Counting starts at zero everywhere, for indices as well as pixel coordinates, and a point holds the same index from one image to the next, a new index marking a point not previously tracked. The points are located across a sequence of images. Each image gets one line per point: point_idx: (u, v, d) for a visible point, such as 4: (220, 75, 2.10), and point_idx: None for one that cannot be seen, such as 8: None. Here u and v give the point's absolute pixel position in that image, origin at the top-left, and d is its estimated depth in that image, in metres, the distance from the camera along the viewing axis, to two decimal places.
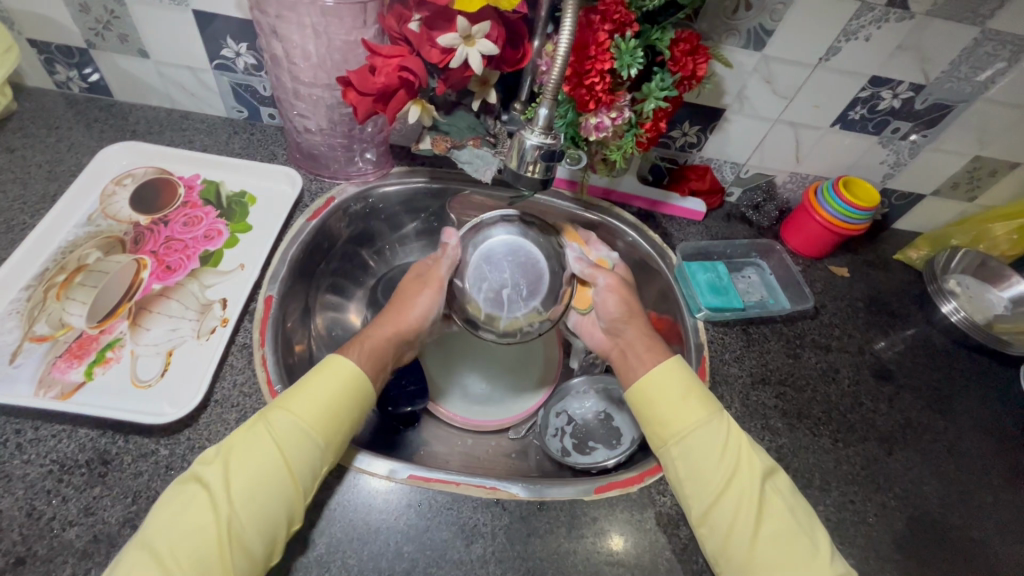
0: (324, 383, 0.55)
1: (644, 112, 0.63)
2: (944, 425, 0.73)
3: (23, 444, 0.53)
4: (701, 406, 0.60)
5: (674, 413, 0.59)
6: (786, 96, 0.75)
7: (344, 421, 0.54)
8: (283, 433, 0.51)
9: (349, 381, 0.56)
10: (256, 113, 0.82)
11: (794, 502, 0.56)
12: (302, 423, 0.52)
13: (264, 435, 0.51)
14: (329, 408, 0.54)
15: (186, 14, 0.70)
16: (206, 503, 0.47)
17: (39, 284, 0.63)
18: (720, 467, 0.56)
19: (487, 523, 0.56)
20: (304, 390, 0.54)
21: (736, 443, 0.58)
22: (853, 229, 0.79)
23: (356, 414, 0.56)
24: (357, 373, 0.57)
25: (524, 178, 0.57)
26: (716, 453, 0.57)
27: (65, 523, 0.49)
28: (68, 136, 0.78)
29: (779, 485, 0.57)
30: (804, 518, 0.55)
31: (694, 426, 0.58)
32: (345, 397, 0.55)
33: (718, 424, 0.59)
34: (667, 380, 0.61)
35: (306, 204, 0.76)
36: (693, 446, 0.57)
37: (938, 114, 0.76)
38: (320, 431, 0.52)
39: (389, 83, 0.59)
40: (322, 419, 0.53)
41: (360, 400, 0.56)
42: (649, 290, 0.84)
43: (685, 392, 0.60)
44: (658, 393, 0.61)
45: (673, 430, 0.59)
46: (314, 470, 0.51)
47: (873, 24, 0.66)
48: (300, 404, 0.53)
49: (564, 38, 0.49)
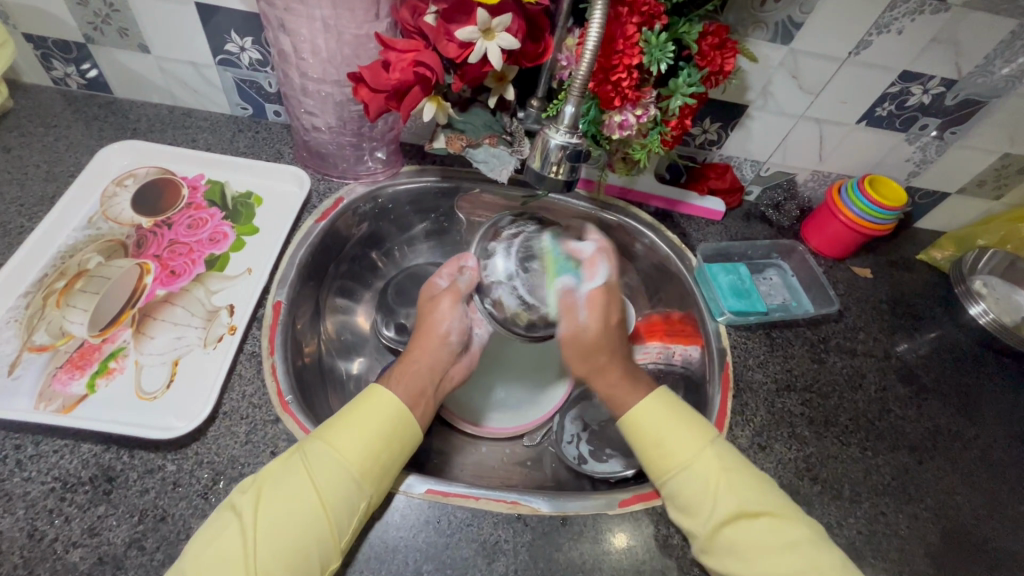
0: (365, 413, 0.53)
1: (670, 109, 0.60)
2: (974, 432, 0.70)
3: (23, 461, 0.50)
4: (691, 439, 0.57)
5: (663, 447, 0.57)
6: (812, 92, 0.72)
7: (384, 456, 0.51)
8: (320, 463, 0.49)
9: (393, 413, 0.54)
10: (261, 110, 0.80)
11: (802, 538, 0.51)
12: (341, 455, 0.50)
13: (301, 463, 0.49)
14: (368, 440, 0.51)
15: (188, 7, 0.67)
16: (237, 529, 0.46)
17: (38, 290, 0.61)
18: (712, 504, 0.53)
19: (509, 540, 0.54)
20: (351, 419, 0.53)
21: (726, 477, 0.54)
22: (879, 230, 0.77)
23: (398, 450, 0.53)
24: (399, 406, 0.54)
25: (547, 179, 0.54)
26: (707, 489, 0.54)
27: (68, 545, 0.47)
28: (66, 134, 0.75)
29: (781, 522, 0.52)
30: (811, 555, 0.50)
31: (683, 463, 0.56)
32: (388, 430, 0.52)
33: (705, 458, 0.55)
34: (652, 414, 0.59)
35: (314, 205, 0.73)
36: (682, 483, 0.55)
37: (969, 110, 0.73)
38: (358, 466, 0.50)
39: (404, 80, 0.56)
40: (362, 452, 0.50)
41: (401, 435, 0.53)
42: (668, 292, 0.81)
43: (672, 424, 0.58)
44: (643, 428, 0.59)
45: (660, 468, 0.57)
46: (350, 509, 0.48)
47: (906, 16, 0.64)
48: (340, 436, 0.51)
49: (594, 32, 0.46)
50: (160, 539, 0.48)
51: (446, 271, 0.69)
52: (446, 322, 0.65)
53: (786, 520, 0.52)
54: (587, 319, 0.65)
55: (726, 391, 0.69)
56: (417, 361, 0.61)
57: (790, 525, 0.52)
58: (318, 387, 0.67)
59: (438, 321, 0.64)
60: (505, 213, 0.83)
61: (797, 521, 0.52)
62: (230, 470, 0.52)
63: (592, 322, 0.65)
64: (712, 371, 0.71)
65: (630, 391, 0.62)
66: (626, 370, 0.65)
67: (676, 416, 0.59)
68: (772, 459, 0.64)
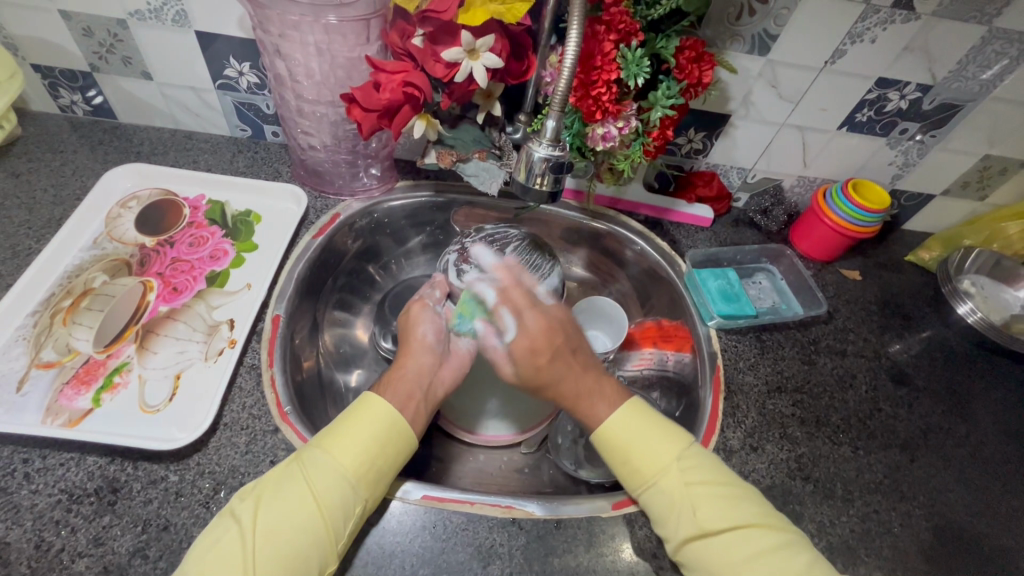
0: (357, 423, 0.54)
1: (651, 120, 0.63)
2: (966, 429, 0.71)
3: (30, 474, 0.52)
4: (665, 449, 0.57)
5: (637, 456, 0.57)
6: (792, 100, 0.74)
7: (377, 462, 0.52)
8: (317, 473, 0.50)
9: (381, 411, 0.55)
10: (259, 131, 0.82)
11: (773, 547, 0.52)
12: (339, 461, 0.51)
13: (298, 470, 0.51)
14: (361, 449, 0.52)
15: (188, 36, 0.71)
16: (236, 534, 0.47)
17: (46, 309, 0.63)
18: (682, 515, 0.54)
19: (504, 544, 0.55)
20: (345, 429, 0.53)
21: (700, 487, 0.55)
22: (862, 232, 0.78)
23: (395, 451, 0.54)
24: (387, 412, 0.55)
25: (532, 191, 0.56)
26: (680, 500, 0.54)
27: (74, 555, 0.48)
28: (73, 159, 0.78)
29: (756, 531, 0.52)
30: (781, 564, 0.51)
31: (659, 471, 0.56)
32: (382, 434, 0.53)
33: (679, 470, 0.56)
34: (629, 420, 0.59)
35: (312, 221, 0.75)
36: (656, 492, 0.55)
37: (946, 114, 0.75)
38: (353, 474, 0.51)
39: (394, 99, 0.59)
40: (358, 456, 0.52)
41: (395, 445, 0.54)
42: (659, 298, 0.83)
43: (648, 435, 0.58)
44: (616, 437, 0.59)
45: (634, 478, 0.57)
46: (345, 514, 0.49)
47: (878, 25, 0.66)
48: (334, 443, 0.52)
49: (570, 49, 0.49)
50: (163, 547, 0.50)
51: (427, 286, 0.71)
52: (423, 326, 0.67)
53: (760, 531, 0.52)
54: (528, 352, 0.64)
55: (717, 394, 0.70)
56: (400, 366, 0.63)
57: (765, 535, 0.52)
58: (316, 398, 0.68)
59: (419, 336, 0.66)
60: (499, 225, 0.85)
61: (773, 531, 0.53)
62: (231, 480, 0.54)
63: (523, 366, 0.64)
64: (703, 373, 0.73)
65: (599, 399, 0.62)
66: (591, 384, 0.63)
67: (649, 425, 0.59)
68: (763, 459, 0.65)
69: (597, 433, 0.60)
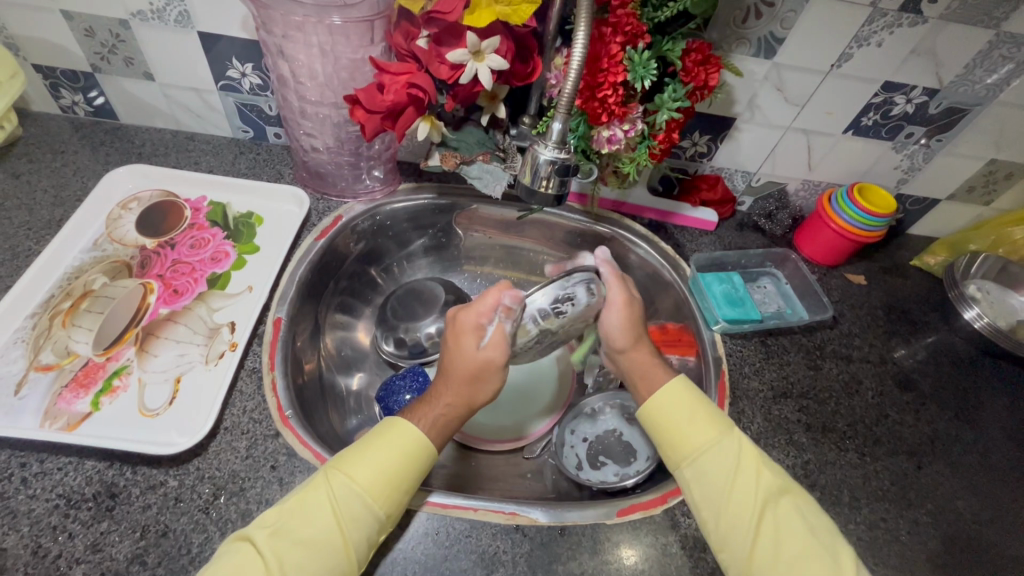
0: (385, 449, 0.52)
1: (657, 123, 0.62)
2: (972, 436, 0.70)
3: (28, 478, 0.51)
4: (709, 428, 0.57)
5: (682, 432, 0.57)
6: (797, 104, 0.74)
7: (405, 491, 0.52)
8: (345, 503, 0.49)
9: (410, 439, 0.53)
10: (262, 132, 0.82)
11: (810, 525, 0.52)
12: (359, 484, 0.50)
13: (322, 499, 0.49)
14: (392, 477, 0.51)
15: (191, 36, 0.70)
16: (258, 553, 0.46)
17: (45, 311, 0.62)
18: (735, 496, 0.53)
19: (508, 551, 0.54)
20: (366, 450, 0.52)
21: (750, 464, 0.55)
22: (869, 237, 0.78)
23: (416, 475, 0.53)
24: (417, 444, 0.53)
25: (538, 194, 0.56)
26: (730, 480, 0.54)
27: (71, 561, 0.48)
28: (73, 160, 0.77)
29: (801, 504, 0.54)
30: (827, 540, 0.51)
31: (701, 449, 0.56)
32: (406, 458, 0.52)
33: (728, 444, 0.56)
34: (668, 402, 0.59)
35: (314, 223, 0.75)
36: (703, 470, 0.55)
37: (952, 119, 0.75)
38: (383, 503, 0.50)
39: (398, 101, 0.58)
40: (379, 480, 0.50)
41: (422, 471, 0.54)
42: (664, 302, 0.82)
43: (692, 414, 0.58)
44: (665, 417, 0.59)
45: (681, 456, 0.57)
46: (370, 542, 0.49)
47: (885, 29, 0.65)
48: (361, 470, 0.50)
49: (577, 51, 0.48)
50: (162, 554, 0.49)
51: (486, 305, 0.57)
52: (469, 340, 0.57)
53: (801, 503, 0.54)
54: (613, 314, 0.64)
55: (722, 399, 0.69)
56: (449, 402, 0.57)
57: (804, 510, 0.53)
58: (318, 402, 0.68)
59: (466, 360, 0.57)
60: (502, 227, 0.85)
61: (814, 506, 0.54)
62: (231, 485, 0.53)
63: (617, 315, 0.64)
64: (709, 379, 0.72)
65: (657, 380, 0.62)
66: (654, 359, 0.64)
67: (692, 405, 0.59)
68: None
69: (645, 410, 0.60)
